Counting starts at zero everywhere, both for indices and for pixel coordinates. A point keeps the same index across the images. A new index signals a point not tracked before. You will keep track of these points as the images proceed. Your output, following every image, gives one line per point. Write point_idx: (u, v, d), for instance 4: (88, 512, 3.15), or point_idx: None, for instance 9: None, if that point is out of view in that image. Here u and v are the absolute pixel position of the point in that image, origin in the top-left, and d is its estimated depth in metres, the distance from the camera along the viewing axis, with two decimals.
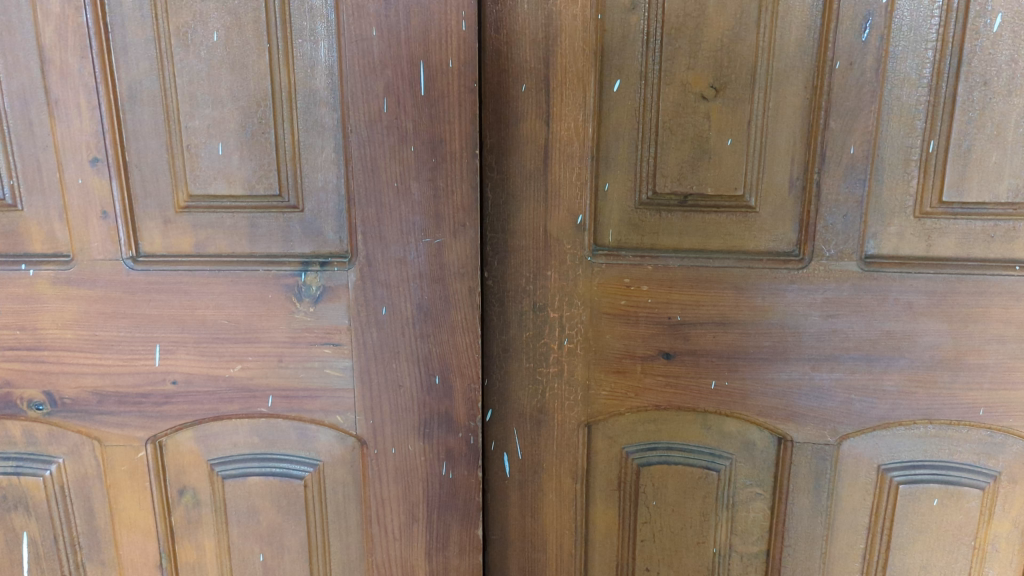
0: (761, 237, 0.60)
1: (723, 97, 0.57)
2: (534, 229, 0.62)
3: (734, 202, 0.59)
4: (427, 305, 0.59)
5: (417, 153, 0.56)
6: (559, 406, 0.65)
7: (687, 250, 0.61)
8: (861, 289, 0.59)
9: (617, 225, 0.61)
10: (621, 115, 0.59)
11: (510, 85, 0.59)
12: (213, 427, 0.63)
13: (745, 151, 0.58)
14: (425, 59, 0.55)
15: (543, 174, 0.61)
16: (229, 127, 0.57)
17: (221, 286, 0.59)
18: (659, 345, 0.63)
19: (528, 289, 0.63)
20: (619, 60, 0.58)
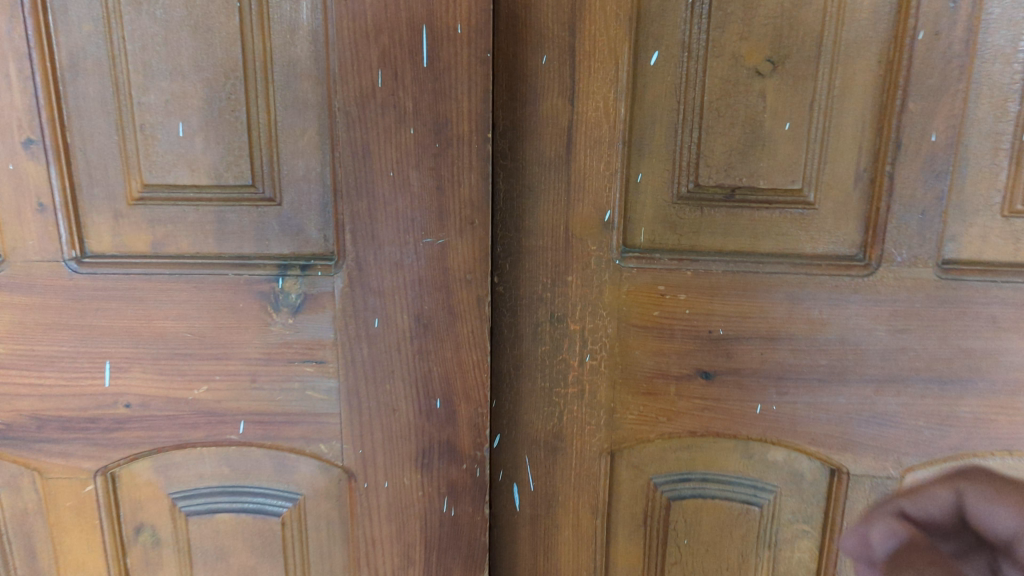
0: (818, 238, 0.52)
1: (781, 73, 0.49)
2: (554, 227, 0.53)
3: (789, 197, 0.51)
4: (428, 317, 0.50)
5: (417, 137, 0.47)
6: (578, 431, 0.57)
7: (731, 253, 0.52)
8: (936, 301, 0.51)
9: (650, 222, 0.53)
10: (659, 93, 0.50)
11: (528, 56, 0.50)
12: (173, 456, 0.53)
13: (804, 137, 0.50)
14: (429, 22, 0.45)
15: (565, 163, 0.52)
16: (190, 103, 0.47)
17: (183, 294, 0.50)
18: (696, 362, 0.54)
19: (545, 297, 0.54)
20: (658, 28, 0.49)
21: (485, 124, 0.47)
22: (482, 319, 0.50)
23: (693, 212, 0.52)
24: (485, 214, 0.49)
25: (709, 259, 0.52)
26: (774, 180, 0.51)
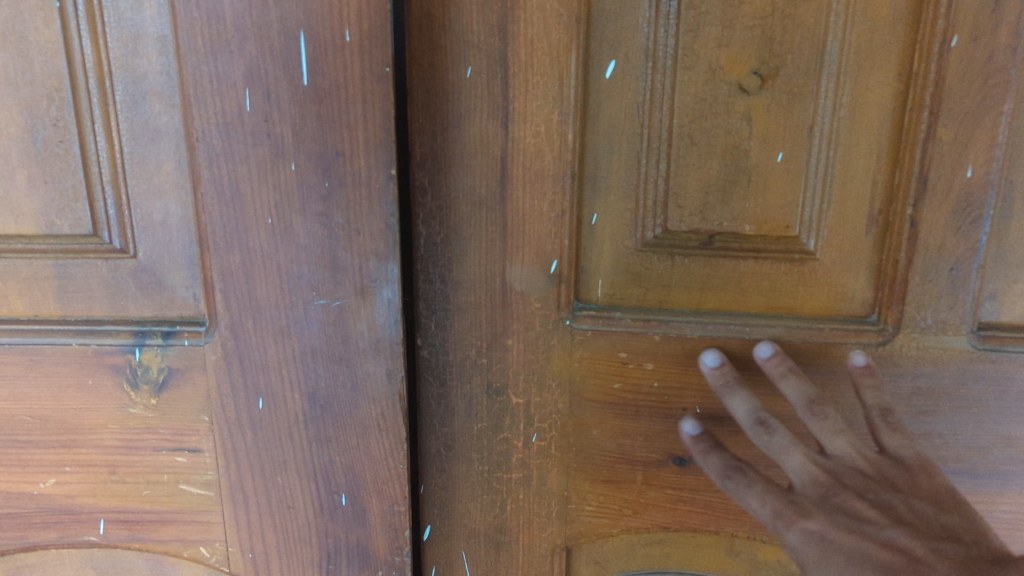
0: (818, 294, 0.41)
1: (770, 89, 0.39)
2: (489, 279, 0.43)
3: (781, 245, 0.41)
4: (324, 396, 0.39)
5: (300, 173, 0.36)
6: (524, 523, 0.47)
7: (709, 311, 0.42)
8: (971, 374, 0.41)
9: (609, 273, 0.43)
10: (615, 113, 0.40)
11: (449, 67, 0.39)
12: (23, 561, 0.43)
13: (801, 170, 0.40)
14: (308, 25, 0.34)
15: (501, 201, 0.41)
16: (8, 133, 0.37)
17: (16, 369, 0.40)
18: (668, 447, 0.44)
19: (480, 364, 0.44)
20: (612, 31, 0.39)
21: (388, 156, 0.36)
22: (393, 397, 0.39)
23: (660, 261, 0.42)
24: (392, 269, 0.37)
25: (681, 320, 0.42)
26: (763, 226, 0.41)
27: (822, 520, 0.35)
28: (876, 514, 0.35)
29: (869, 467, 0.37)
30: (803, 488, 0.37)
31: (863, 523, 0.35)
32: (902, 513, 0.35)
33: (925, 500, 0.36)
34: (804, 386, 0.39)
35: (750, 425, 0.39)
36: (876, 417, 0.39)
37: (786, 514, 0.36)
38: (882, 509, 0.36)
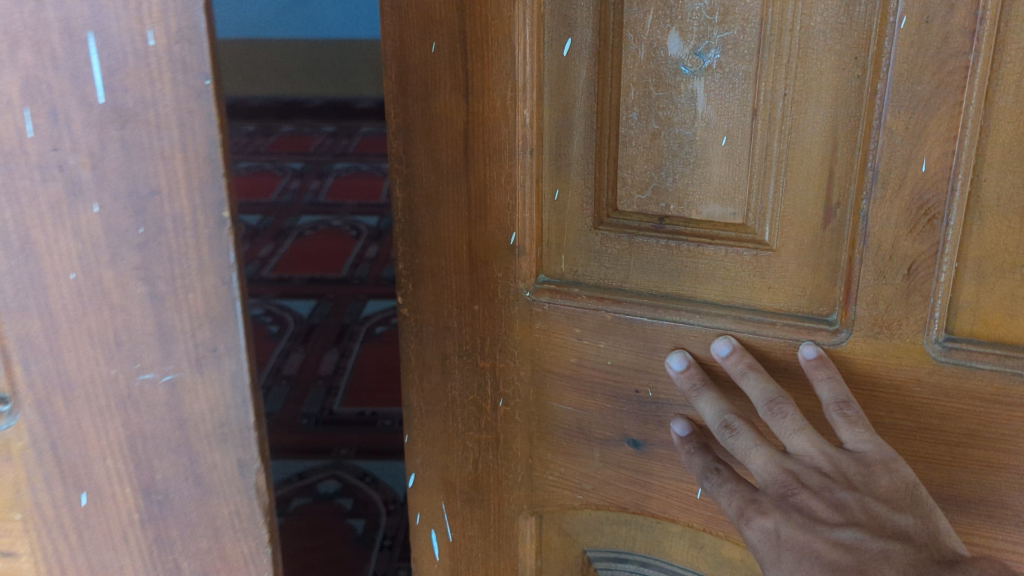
0: (778, 290, 0.50)
1: (712, 74, 0.47)
2: (451, 241, 0.58)
3: (733, 230, 0.50)
4: (166, 488, 0.33)
5: (108, 226, 0.29)
6: (493, 473, 0.63)
7: (665, 296, 0.53)
8: (945, 398, 0.47)
9: (569, 253, 0.55)
10: (561, 92, 0.52)
11: (416, 39, 0.54)
12: None
13: (743, 151, 0.48)
14: (99, 25, 0.27)
15: (465, 165, 0.55)
16: None
17: None
18: (624, 430, 0.57)
19: (454, 327, 0.60)
20: (561, 21, 0.50)
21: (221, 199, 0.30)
22: (249, 486, 0.34)
23: (615, 236, 0.53)
24: (236, 332, 0.32)
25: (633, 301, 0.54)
26: (705, 212, 0.51)
27: (776, 519, 0.46)
28: (830, 515, 0.45)
29: (828, 466, 0.47)
30: (766, 486, 0.47)
31: (817, 522, 0.45)
32: (854, 510, 0.45)
33: (879, 501, 0.45)
34: (761, 388, 0.49)
35: (720, 427, 0.50)
36: (834, 413, 0.47)
37: (750, 512, 0.47)
38: (836, 507, 0.45)
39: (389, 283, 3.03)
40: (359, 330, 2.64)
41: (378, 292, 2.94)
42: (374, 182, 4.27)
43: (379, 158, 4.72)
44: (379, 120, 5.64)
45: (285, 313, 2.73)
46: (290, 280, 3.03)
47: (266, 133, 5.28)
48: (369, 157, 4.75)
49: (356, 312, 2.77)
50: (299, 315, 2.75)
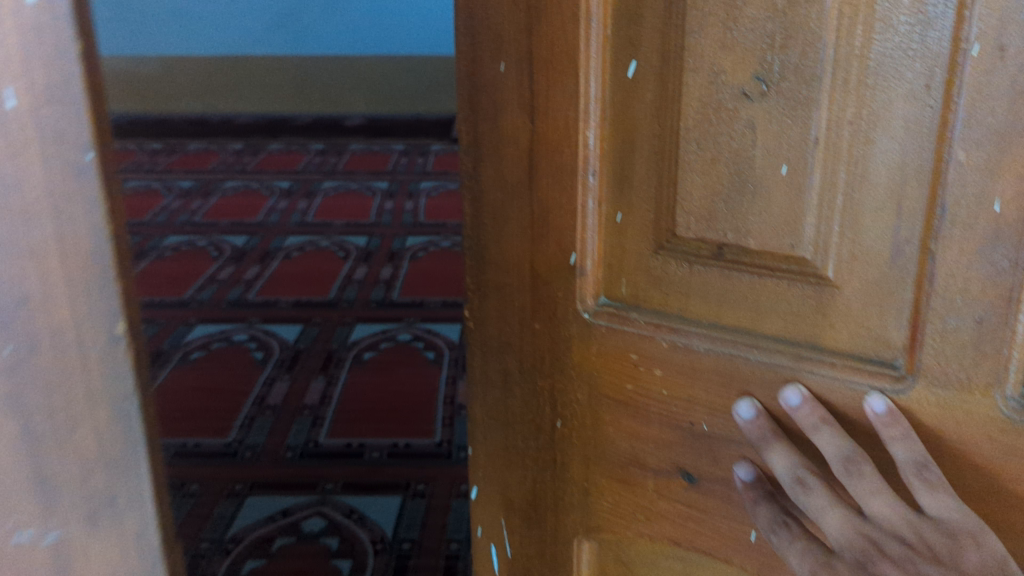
0: (842, 335, 0.62)
1: (770, 96, 0.60)
2: (511, 253, 0.76)
3: (794, 265, 0.63)
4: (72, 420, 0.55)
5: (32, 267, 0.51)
6: (556, 472, 0.81)
7: (722, 324, 0.68)
8: (1013, 457, 0.59)
9: (630, 278, 0.71)
10: (623, 124, 0.68)
11: (489, 59, 0.72)
12: None
13: (802, 176, 0.61)
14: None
15: (530, 185, 0.73)
16: None
17: None
18: (681, 462, 0.73)
19: (518, 337, 0.78)
20: (625, 56, 0.66)
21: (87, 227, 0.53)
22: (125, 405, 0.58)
23: (677, 263, 0.68)
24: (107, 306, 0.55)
25: (689, 331, 0.69)
26: (767, 246, 0.64)
27: None
28: None
29: (906, 534, 0.60)
30: (842, 550, 0.61)
31: None
32: None
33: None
34: (839, 447, 0.63)
35: (794, 485, 0.65)
36: (916, 477, 0.60)
37: None
38: None
39: (377, 307, 2.95)
40: (348, 357, 2.58)
41: (367, 316, 2.87)
42: (364, 202, 4.20)
43: (368, 177, 4.68)
44: (368, 137, 5.59)
45: (270, 338, 2.68)
46: (276, 303, 2.96)
47: (255, 151, 5.24)
48: (359, 175, 4.70)
49: (344, 337, 2.70)
50: (285, 340, 2.68)
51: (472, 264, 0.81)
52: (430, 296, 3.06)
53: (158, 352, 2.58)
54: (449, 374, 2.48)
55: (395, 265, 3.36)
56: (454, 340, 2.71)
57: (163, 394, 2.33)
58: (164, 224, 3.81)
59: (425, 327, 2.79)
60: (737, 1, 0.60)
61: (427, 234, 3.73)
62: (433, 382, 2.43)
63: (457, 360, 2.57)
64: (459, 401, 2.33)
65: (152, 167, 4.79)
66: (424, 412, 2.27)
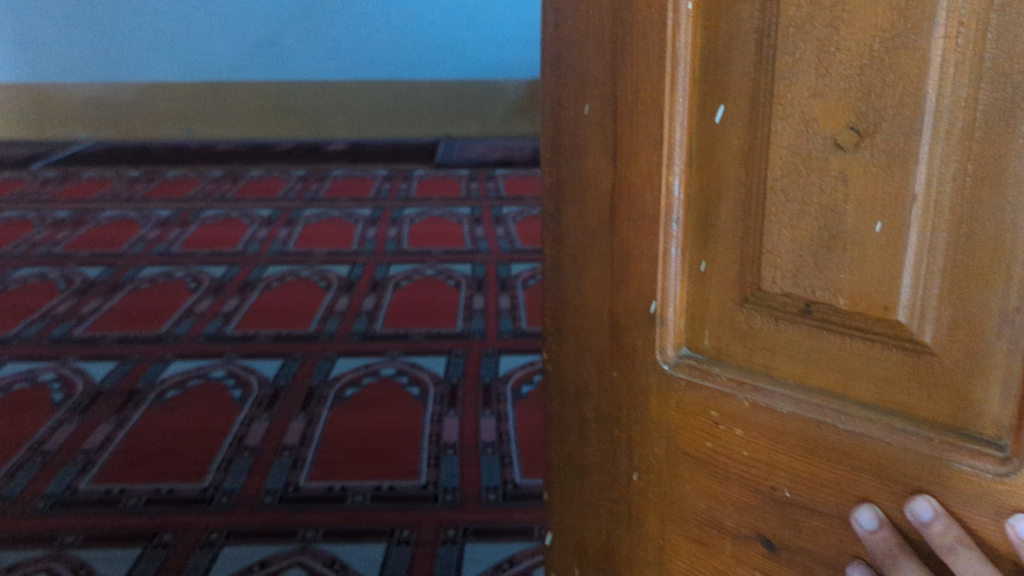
0: (940, 409, 0.59)
1: (868, 142, 0.58)
2: (593, 293, 0.79)
3: (896, 340, 0.60)
4: None
5: None
6: (635, 515, 0.82)
7: (813, 386, 0.66)
8: None
9: (712, 328, 0.71)
10: (711, 169, 0.68)
11: (580, 104, 0.74)
12: None
13: (899, 233, 0.59)
14: None
15: (611, 229, 0.75)
16: None
17: None
18: (761, 519, 0.73)
19: (601, 379, 0.80)
20: (719, 98, 0.66)
21: None
22: None
23: (762, 316, 0.67)
24: None
25: (773, 391, 0.68)
26: (858, 305, 0.61)
27: None
28: None
29: None
30: None
31: None
32: None
33: None
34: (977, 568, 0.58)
35: None
36: None
37: None
38: None
39: (360, 339, 2.87)
40: (330, 393, 2.50)
41: (350, 350, 2.79)
42: (346, 229, 4.13)
43: (350, 203, 4.61)
44: (349, 163, 5.53)
45: (251, 373, 2.61)
46: (255, 337, 2.88)
47: (235, 178, 5.16)
48: (341, 202, 4.63)
49: (325, 371, 2.63)
50: (265, 376, 2.59)
51: (559, 301, 0.83)
52: (414, 327, 2.98)
53: (131, 391, 2.48)
54: (434, 411, 2.41)
55: (378, 295, 3.28)
56: (439, 374, 2.64)
57: (135, 436, 2.24)
58: (141, 255, 3.72)
59: (410, 361, 2.72)
60: (831, 41, 0.58)
61: (410, 262, 3.66)
62: (419, 419, 2.36)
63: (442, 396, 2.49)
64: (444, 440, 2.26)
65: (130, 196, 4.71)
66: (409, 451, 2.20)
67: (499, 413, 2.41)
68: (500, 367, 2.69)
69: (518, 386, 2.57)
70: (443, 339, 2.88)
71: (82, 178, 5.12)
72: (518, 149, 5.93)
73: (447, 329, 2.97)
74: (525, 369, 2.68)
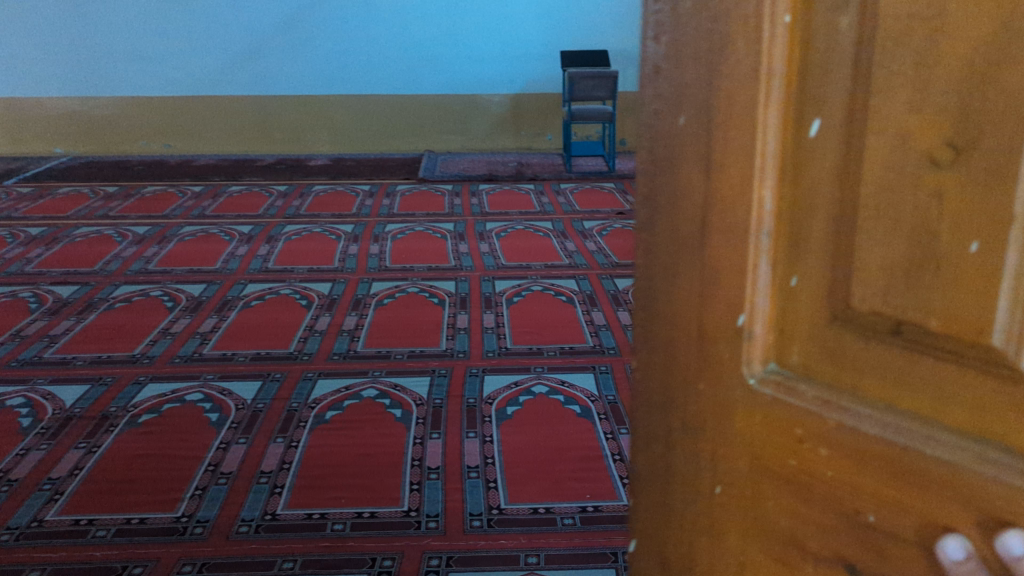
0: None
1: (962, 163, 0.49)
2: (673, 308, 0.69)
3: (993, 357, 0.50)
4: None
5: None
6: (710, 550, 0.72)
7: (904, 412, 0.55)
8: None
9: (802, 345, 0.61)
10: (808, 169, 0.58)
11: (671, 112, 0.65)
12: None
13: (1000, 246, 0.48)
14: None
15: (701, 240, 0.65)
16: None
17: None
18: (844, 558, 0.62)
19: (680, 402, 0.71)
20: (817, 99, 0.56)
21: None
22: None
23: (853, 336, 0.58)
24: None
25: (860, 412, 0.57)
26: (953, 326, 0.51)
27: None
28: None
29: None
30: None
31: None
32: None
33: None
34: None
35: None
36: None
37: None
38: None
39: (341, 359, 2.81)
40: (309, 416, 2.43)
41: (330, 370, 2.73)
42: (327, 245, 4.07)
43: (332, 218, 4.55)
44: (332, 177, 5.49)
45: (228, 396, 2.54)
46: (233, 357, 2.81)
47: (214, 194, 5.08)
48: (323, 217, 4.58)
49: (304, 394, 2.57)
50: (243, 398, 2.53)
51: (640, 317, 0.74)
52: (396, 346, 2.93)
53: (103, 415, 2.41)
54: (417, 433, 2.35)
55: (359, 313, 3.22)
56: (422, 394, 2.58)
57: (106, 463, 2.17)
58: (116, 273, 3.64)
59: (392, 381, 2.66)
60: (937, 43, 0.49)
61: (393, 279, 3.61)
62: (401, 442, 2.30)
63: (425, 417, 2.43)
64: (427, 464, 2.21)
65: (107, 213, 4.63)
66: (391, 476, 2.14)
67: (483, 435, 2.35)
68: (484, 387, 2.63)
69: (503, 406, 2.51)
70: (426, 358, 2.83)
71: (59, 194, 5.04)
72: (502, 163, 5.91)
73: (430, 348, 2.91)
74: (510, 388, 2.62)
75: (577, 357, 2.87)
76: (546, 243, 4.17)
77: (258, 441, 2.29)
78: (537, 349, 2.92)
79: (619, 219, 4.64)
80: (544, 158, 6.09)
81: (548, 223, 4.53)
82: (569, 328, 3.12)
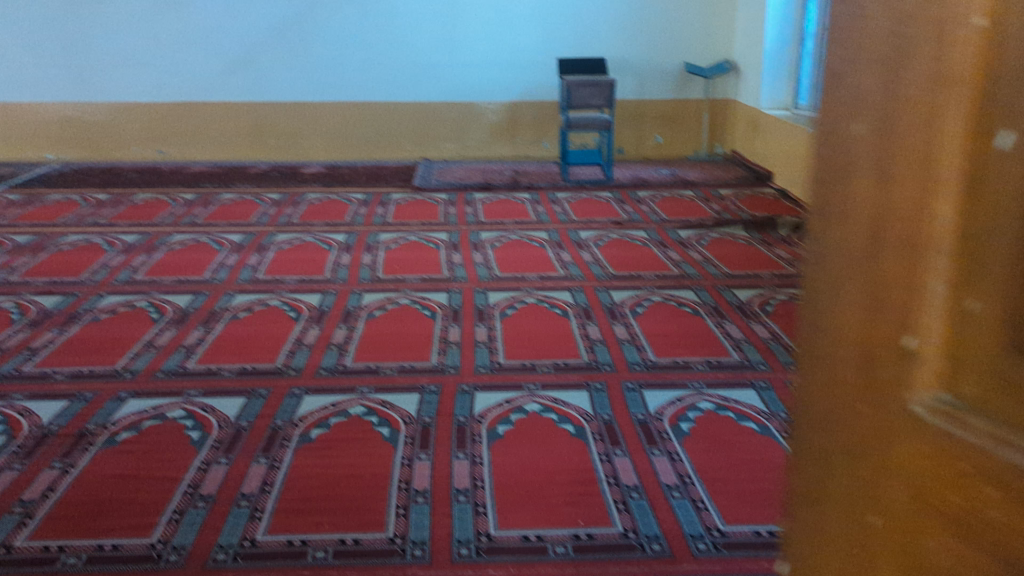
0: None
1: None
2: (833, 324, 0.59)
3: None
4: None
5: None
6: None
7: None
8: None
9: (970, 380, 0.49)
10: (998, 160, 0.46)
11: (849, 100, 0.55)
12: None
13: None
14: None
15: (869, 243, 0.55)
16: None
17: None
18: None
19: (835, 433, 0.60)
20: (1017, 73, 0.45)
21: None
22: None
23: None
24: None
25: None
26: None
27: None
28: None
29: None
30: None
31: None
32: None
33: None
34: None
35: None
36: None
37: None
38: None
39: (329, 375, 2.73)
40: (294, 435, 2.36)
41: (318, 386, 2.65)
42: (319, 255, 3.99)
43: (325, 228, 4.48)
44: (326, 185, 5.41)
45: (212, 412, 2.46)
46: (218, 372, 2.73)
47: (205, 201, 5.01)
48: (315, 226, 4.50)
49: (289, 410, 2.49)
50: (226, 415, 2.45)
51: (804, 333, 0.64)
52: (386, 361, 2.85)
53: (80, 433, 2.33)
54: (405, 453, 2.28)
55: (349, 326, 3.14)
56: (411, 412, 2.50)
57: (81, 485, 2.09)
58: (102, 282, 3.56)
59: (381, 398, 2.58)
60: None
61: (384, 290, 3.53)
62: (388, 464, 2.22)
63: (413, 437, 2.36)
64: (415, 487, 2.13)
65: (96, 220, 4.55)
66: (376, 500, 2.07)
67: (473, 456, 2.27)
68: (475, 405, 2.55)
69: (494, 425, 2.44)
70: (416, 374, 2.75)
71: (48, 201, 4.96)
72: (498, 171, 5.85)
73: (421, 363, 2.83)
74: (501, 407, 2.55)
75: (571, 374, 2.79)
76: (541, 254, 4.10)
77: (239, 461, 2.22)
78: (530, 365, 2.85)
79: (615, 229, 4.57)
80: (541, 167, 6.03)
81: (543, 233, 4.46)
82: (563, 343, 3.04)
